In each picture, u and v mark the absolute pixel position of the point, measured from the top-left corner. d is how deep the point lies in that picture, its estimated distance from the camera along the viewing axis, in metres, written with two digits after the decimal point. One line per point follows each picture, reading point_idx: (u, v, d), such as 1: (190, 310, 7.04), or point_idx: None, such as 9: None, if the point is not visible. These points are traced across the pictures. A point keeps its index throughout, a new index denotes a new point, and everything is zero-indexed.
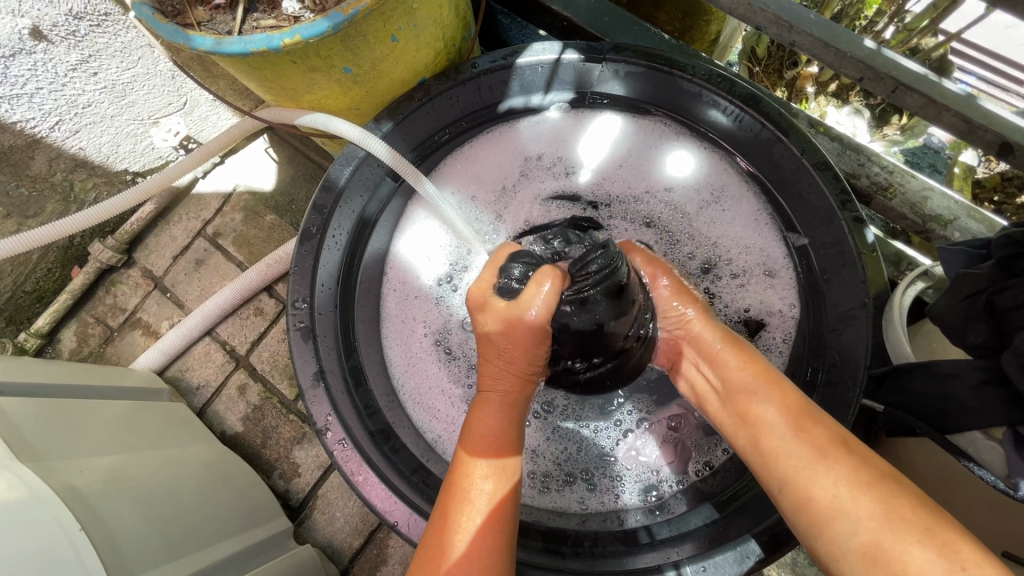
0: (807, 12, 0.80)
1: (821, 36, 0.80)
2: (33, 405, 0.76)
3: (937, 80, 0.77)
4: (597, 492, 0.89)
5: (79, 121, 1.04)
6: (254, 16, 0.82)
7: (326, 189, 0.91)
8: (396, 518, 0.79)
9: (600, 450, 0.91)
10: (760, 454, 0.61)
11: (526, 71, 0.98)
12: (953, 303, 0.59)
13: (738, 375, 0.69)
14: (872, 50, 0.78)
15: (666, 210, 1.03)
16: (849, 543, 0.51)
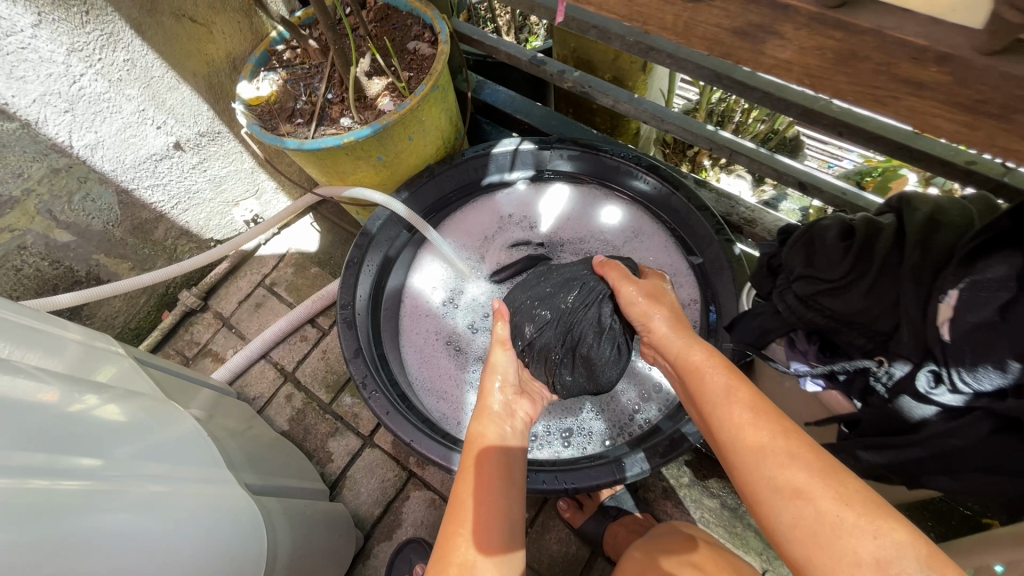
0: (669, 112, 1.30)
1: (679, 123, 1.30)
2: (163, 378, 1.11)
3: (755, 149, 1.23)
4: (569, 446, 1.19)
5: (189, 202, 1.49)
6: (321, 128, 1.29)
7: (363, 235, 1.32)
8: (411, 438, 1.05)
9: (569, 415, 1.23)
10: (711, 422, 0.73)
11: (499, 157, 1.44)
12: (757, 268, 0.95)
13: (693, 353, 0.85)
14: (712, 132, 1.28)
15: (601, 246, 1.45)
16: (774, 485, 0.62)
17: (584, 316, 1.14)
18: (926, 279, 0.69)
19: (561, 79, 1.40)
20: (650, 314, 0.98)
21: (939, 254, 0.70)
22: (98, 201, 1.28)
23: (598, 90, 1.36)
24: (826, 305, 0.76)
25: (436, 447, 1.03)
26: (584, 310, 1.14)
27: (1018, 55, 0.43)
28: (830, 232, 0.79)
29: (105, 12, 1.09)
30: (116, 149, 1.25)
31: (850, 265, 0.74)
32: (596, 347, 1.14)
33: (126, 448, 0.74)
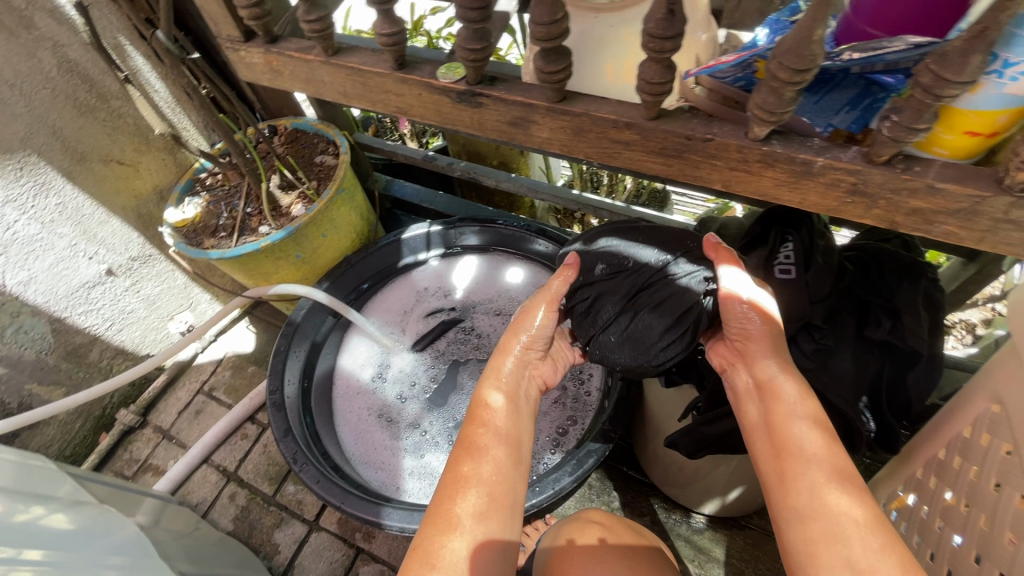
0: (540, 186, 1.56)
1: (550, 192, 1.56)
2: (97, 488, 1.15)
3: (613, 203, 1.49)
4: None
5: (124, 323, 1.58)
6: (242, 237, 1.46)
7: (289, 324, 1.46)
8: (338, 500, 1.15)
9: None
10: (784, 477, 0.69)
11: (409, 240, 1.65)
12: None
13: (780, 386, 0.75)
14: (578, 195, 1.54)
15: (510, 302, 1.62)
16: (841, 566, 0.60)
17: (662, 278, 0.86)
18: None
19: (451, 170, 1.64)
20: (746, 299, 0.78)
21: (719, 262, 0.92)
22: (31, 331, 1.37)
23: (483, 174, 1.61)
24: None
25: (360, 505, 1.14)
26: (669, 275, 0.85)
27: (671, 118, 0.65)
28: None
29: (39, 166, 1.26)
30: (49, 282, 1.36)
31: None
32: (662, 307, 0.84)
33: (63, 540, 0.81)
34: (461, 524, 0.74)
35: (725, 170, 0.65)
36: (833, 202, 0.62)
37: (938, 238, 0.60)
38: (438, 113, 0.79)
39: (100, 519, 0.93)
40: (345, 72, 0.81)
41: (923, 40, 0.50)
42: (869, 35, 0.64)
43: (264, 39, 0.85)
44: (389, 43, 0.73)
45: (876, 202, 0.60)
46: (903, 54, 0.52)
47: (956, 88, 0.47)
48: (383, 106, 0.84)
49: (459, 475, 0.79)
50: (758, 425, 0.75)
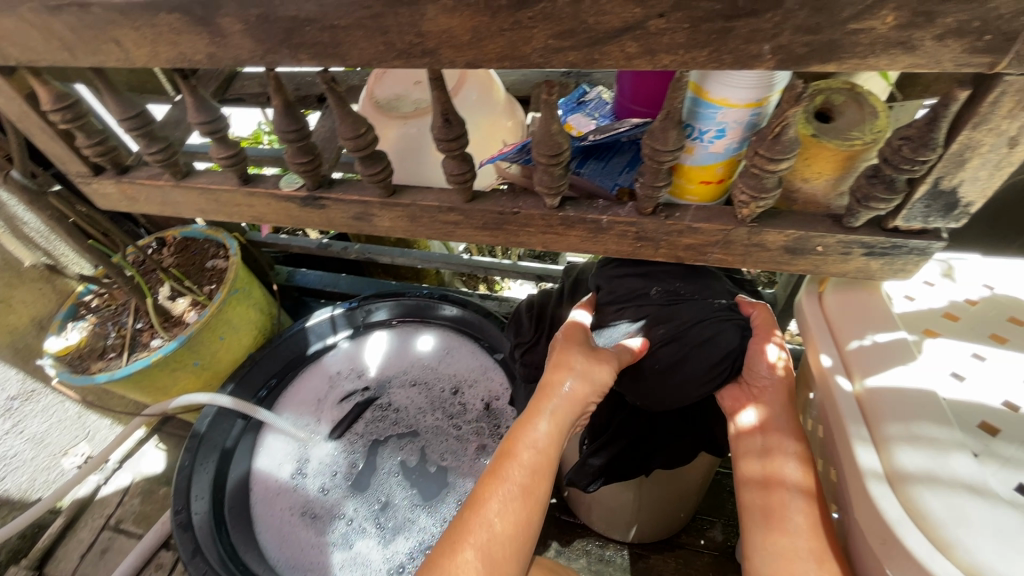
0: (432, 255, 1.65)
1: (442, 259, 1.65)
2: None
3: (501, 261, 1.60)
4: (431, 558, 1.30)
5: (6, 469, 1.47)
6: (133, 354, 1.41)
7: (193, 437, 1.45)
8: None
9: (426, 532, 1.34)
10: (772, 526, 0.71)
11: (316, 326, 1.69)
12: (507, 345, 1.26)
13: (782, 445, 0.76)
14: (469, 258, 1.64)
15: (424, 370, 1.65)
16: None
17: (696, 325, 0.81)
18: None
19: (347, 253, 1.70)
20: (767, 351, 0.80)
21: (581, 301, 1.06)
22: None
23: (378, 253, 1.68)
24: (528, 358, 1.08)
25: None
26: (706, 323, 0.80)
27: (485, 199, 0.75)
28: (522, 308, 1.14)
29: None
30: None
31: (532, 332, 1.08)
32: (698, 358, 0.80)
33: None
34: (472, 553, 0.71)
35: (540, 235, 0.75)
36: (629, 248, 0.73)
37: (714, 265, 0.72)
38: (290, 217, 0.86)
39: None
40: (197, 192, 0.86)
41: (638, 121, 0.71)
42: (635, 111, 0.79)
43: (115, 171, 0.89)
44: (229, 164, 0.80)
45: (659, 244, 0.71)
46: (633, 131, 0.71)
47: (668, 154, 0.59)
48: (240, 216, 0.89)
49: (489, 498, 0.75)
50: (756, 469, 0.77)
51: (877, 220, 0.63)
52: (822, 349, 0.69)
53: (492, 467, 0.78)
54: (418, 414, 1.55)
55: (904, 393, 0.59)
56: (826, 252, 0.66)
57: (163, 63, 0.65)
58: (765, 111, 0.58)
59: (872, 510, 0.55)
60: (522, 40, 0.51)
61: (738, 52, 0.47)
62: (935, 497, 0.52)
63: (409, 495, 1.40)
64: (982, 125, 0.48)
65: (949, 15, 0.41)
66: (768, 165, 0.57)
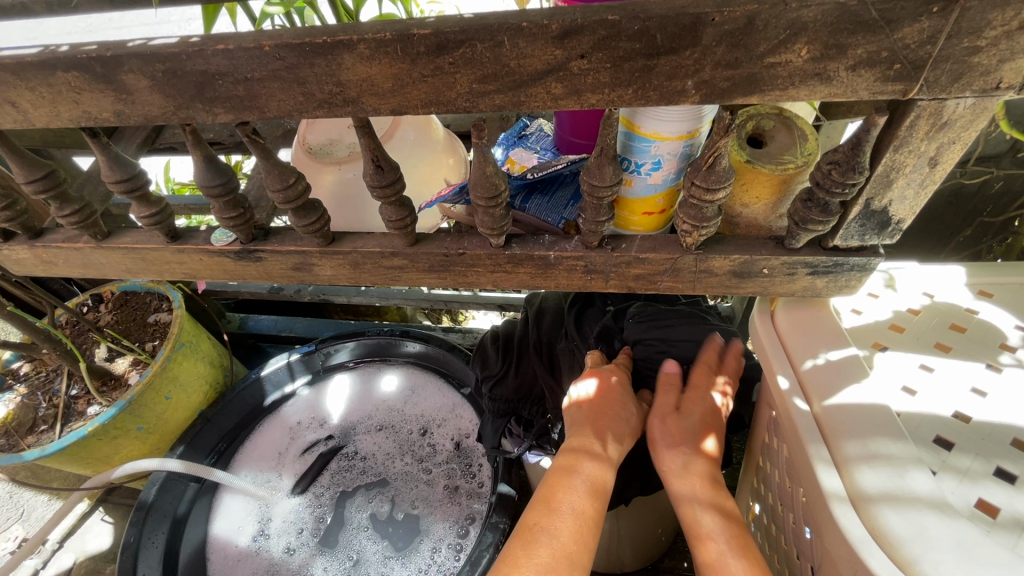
0: (390, 292, 1.61)
1: (400, 296, 1.60)
2: None
3: (462, 293, 1.57)
4: None
5: None
6: (69, 424, 1.31)
7: (139, 508, 1.33)
8: None
9: None
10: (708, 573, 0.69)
11: (272, 375, 1.61)
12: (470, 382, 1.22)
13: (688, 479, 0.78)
14: (429, 293, 1.60)
15: (389, 411, 1.59)
16: None
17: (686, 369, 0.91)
18: (545, 350, 1.01)
19: (301, 296, 1.64)
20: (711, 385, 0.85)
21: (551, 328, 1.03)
22: None
23: (333, 293, 1.63)
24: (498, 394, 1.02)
25: None
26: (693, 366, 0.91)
27: (429, 241, 0.72)
28: (487, 341, 1.09)
29: None
30: None
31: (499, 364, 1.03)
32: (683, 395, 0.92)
33: None
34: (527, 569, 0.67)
35: (489, 274, 0.73)
36: (580, 282, 0.72)
37: (665, 293, 0.71)
38: (225, 272, 0.81)
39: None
40: (121, 252, 0.81)
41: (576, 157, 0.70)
42: (576, 144, 0.79)
43: (28, 235, 0.82)
44: (153, 222, 0.75)
45: (609, 276, 0.70)
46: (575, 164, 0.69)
47: (605, 190, 0.58)
48: (171, 275, 0.84)
49: (542, 517, 0.73)
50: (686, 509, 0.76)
51: (818, 239, 0.63)
52: (779, 371, 0.68)
53: (543, 492, 0.77)
54: (386, 460, 1.49)
55: (859, 410, 0.59)
56: (772, 273, 0.66)
57: (66, 123, 0.60)
58: (698, 142, 0.58)
59: (834, 532, 0.53)
60: (446, 85, 0.49)
61: (662, 88, 0.47)
62: (898, 516, 0.50)
63: (381, 546, 1.33)
64: (903, 147, 0.49)
65: (859, 46, 0.42)
66: (706, 195, 0.56)
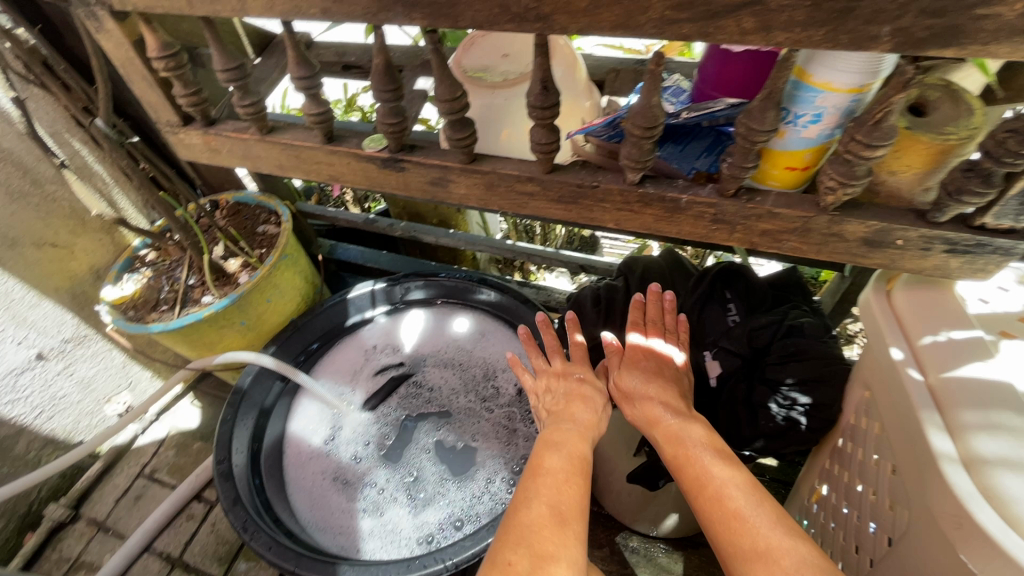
0: (478, 238, 1.67)
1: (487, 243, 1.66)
2: None
3: (544, 250, 1.61)
4: (462, 529, 1.32)
5: (54, 409, 1.52)
6: (185, 308, 1.45)
7: (236, 392, 1.45)
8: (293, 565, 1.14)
9: (463, 501, 1.36)
10: (737, 550, 0.65)
11: (356, 299, 1.72)
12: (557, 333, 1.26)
13: (663, 421, 0.84)
14: (511, 245, 1.65)
15: (457, 350, 1.68)
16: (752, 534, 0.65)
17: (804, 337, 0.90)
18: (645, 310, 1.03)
19: (392, 230, 1.74)
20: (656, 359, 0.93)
21: (655, 304, 1.04)
22: None
23: (422, 232, 1.71)
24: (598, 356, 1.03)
25: (312, 563, 1.13)
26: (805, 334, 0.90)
27: (564, 172, 0.77)
28: (589, 299, 1.08)
29: None
30: None
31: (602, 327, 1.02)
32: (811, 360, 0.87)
33: None
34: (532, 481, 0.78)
35: (615, 211, 0.77)
36: (703, 231, 0.75)
37: (787, 253, 0.73)
38: (367, 178, 0.88)
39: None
40: (279, 147, 0.89)
41: (737, 102, 0.71)
42: (714, 97, 0.80)
43: (202, 122, 0.92)
44: (318, 121, 0.83)
45: (735, 229, 0.72)
46: (726, 113, 0.71)
47: (763, 135, 0.60)
48: (317, 175, 0.92)
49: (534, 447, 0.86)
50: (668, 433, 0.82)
51: (963, 217, 0.63)
52: (892, 343, 0.69)
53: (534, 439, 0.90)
54: (451, 394, 1.58)
55: (982, 385, 0.60)
56: (906, 246, 0.66)
57: (275, 14, 0.67)
58: (864, 100, 0.60)
59: (944, 494, 0.55)
60: (639, 9, 0.53)
61: (856, 33, 0.49)
62: (1018, 483, 0.52)
63: (441, 469, 1.43)
64: None
65: None
66: (864, 152, 0.57)
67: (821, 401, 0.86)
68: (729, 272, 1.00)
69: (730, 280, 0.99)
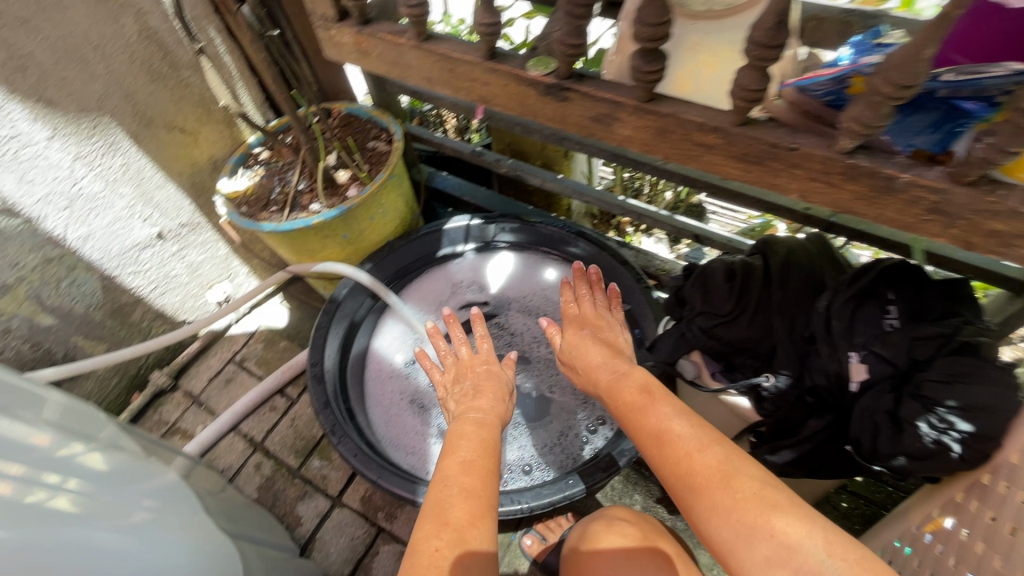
0: (586, 188, 1.58)
1: (595, 195, 1.57)
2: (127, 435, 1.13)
3: (655, 212, 1.52)
4: (531, 474, 1.34)
5: (167, 287, 1.62)
6: (294, 212, 1.48)
7: (332, 301, 1.50)
8: (376, 476, 1.18)
9: (535, 447, 1.38)
10: (677, 469, 0.71)
11: (451, 231, 1.70)
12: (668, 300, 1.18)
13: (597, 373, 0.95)
14: (621, 201, 1.57)
15: (542, 300, 1.65)
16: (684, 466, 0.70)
17: (980, 356, 0.77)
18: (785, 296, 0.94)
19: (498, 166, 1.69)
20: (591, 329, 1.06)
21: (795, 292, 0.94)
22: (83, 285, 1.40)
23: (528, 173, 1.65)
24: (721, 335, 0.96)
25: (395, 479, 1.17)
26: (981, 354, 0.77)
27: (756, 126, 0.67)
28: (719, 272, 0.99)
29: (109, 127, 1.30)
30: (104, 238, 1.40)
31: (733, 304, 0.95)
32: (986, 380, 0.74)
33: (108, 487, 0.81)
34: (454, 454, 0.92)
35: (805, 180, 0.68)
36: (910, 219, 0.64)
37: (1013, 261, 0.62)
38: (521, 104, 0.82)
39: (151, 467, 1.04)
40: (434, 58, 0.84)
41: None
42: (954, 61, 0.63)
43: (357, 21, 0.88)
44: (485, 33, 0.76)
45: (955, 222, 0.62)
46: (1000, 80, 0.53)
47: None
48: (466, 93, 0.87)
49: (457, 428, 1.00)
50: (604, 385, 0.92)
51: None
52: None
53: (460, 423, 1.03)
54: (533, 342, 1.57)
55: None
56: None
57: None
58: None
59: None
60: None
61: None
62: None
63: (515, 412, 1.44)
64: None
65: None
66: None
67: (986, 431, 0.73)
68: (896, 271, 0.88)
69: (896, 280, 0.87)
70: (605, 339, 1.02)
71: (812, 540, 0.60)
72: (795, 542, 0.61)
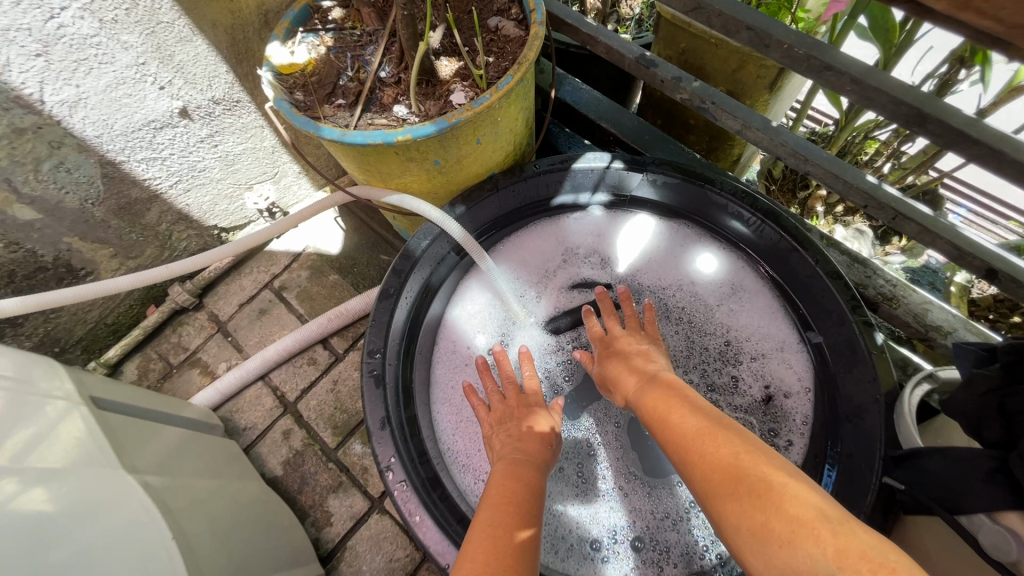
0: (819, 149, 0.97)
1: (829, 167, 0.97)
2: (106, 416, 0.80)
3: (932, 215, 0.92)
4: (643, 558, 0.96)
5: (193, 182, 1.21)
6: (368, 115, 0.99)
7: (405, 256, 1.05)
8: (447, 562, 0.82)
9: (652, 518, 0.99)
10: (716, 470, 0.61)
11: (579, 174, 1.17)
12: (972, 397, 0.69)
13: (625, 384, 0.85)
14: (875, 184, 0.94)
15: (689, 298, 1.16)
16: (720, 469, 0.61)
17: None
18: None
19: (675, 89, 1.08)
20: (621, 339, 0.94)
21: None
22: (76, 172, 1.01)
23: (722, 106, 1.03)
24: None
25: None
26: None
27: None
28: None
29: None
30: (102, 109, 0.97)
31: None
32: None
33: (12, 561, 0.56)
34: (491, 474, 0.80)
35: None
36: None
37: None
38: None
39: (83, 495, 0.65)
40: None
41: None
42: None
43: None
44: None
45: None
46: None
47: None
48: None
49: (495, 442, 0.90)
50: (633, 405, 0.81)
51: None
52: None
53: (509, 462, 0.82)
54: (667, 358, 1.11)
55: None
56: None
57: None
58: None
59: None
60: None
61: None
62: None
63: (630, 459, 1.04)
64: None
65: None
66: None
67: None
68: None
69: None
70: (635, 344, 0.92)
71: (820, 555, 0.48)
72: (798, 546, 0.50)
